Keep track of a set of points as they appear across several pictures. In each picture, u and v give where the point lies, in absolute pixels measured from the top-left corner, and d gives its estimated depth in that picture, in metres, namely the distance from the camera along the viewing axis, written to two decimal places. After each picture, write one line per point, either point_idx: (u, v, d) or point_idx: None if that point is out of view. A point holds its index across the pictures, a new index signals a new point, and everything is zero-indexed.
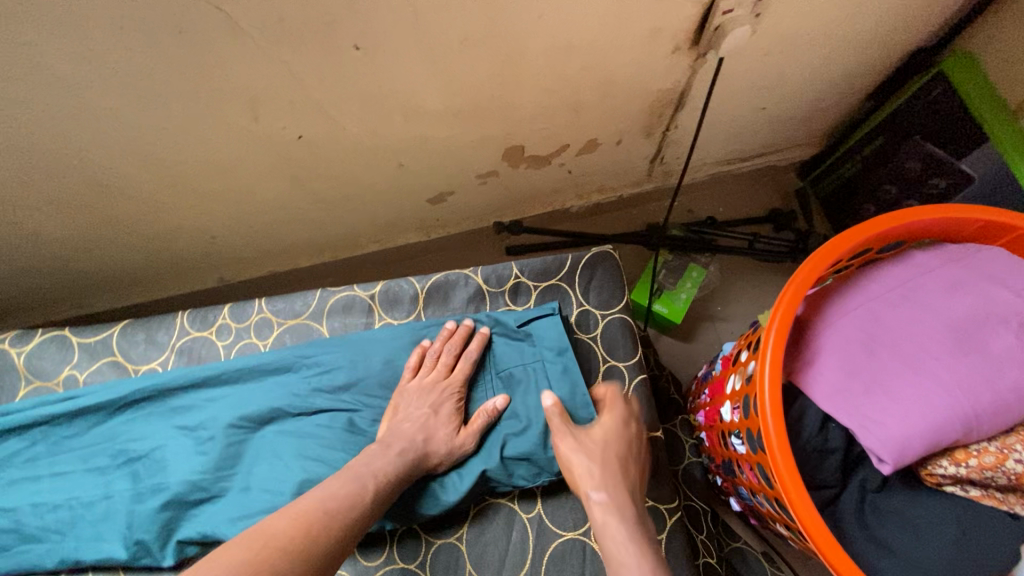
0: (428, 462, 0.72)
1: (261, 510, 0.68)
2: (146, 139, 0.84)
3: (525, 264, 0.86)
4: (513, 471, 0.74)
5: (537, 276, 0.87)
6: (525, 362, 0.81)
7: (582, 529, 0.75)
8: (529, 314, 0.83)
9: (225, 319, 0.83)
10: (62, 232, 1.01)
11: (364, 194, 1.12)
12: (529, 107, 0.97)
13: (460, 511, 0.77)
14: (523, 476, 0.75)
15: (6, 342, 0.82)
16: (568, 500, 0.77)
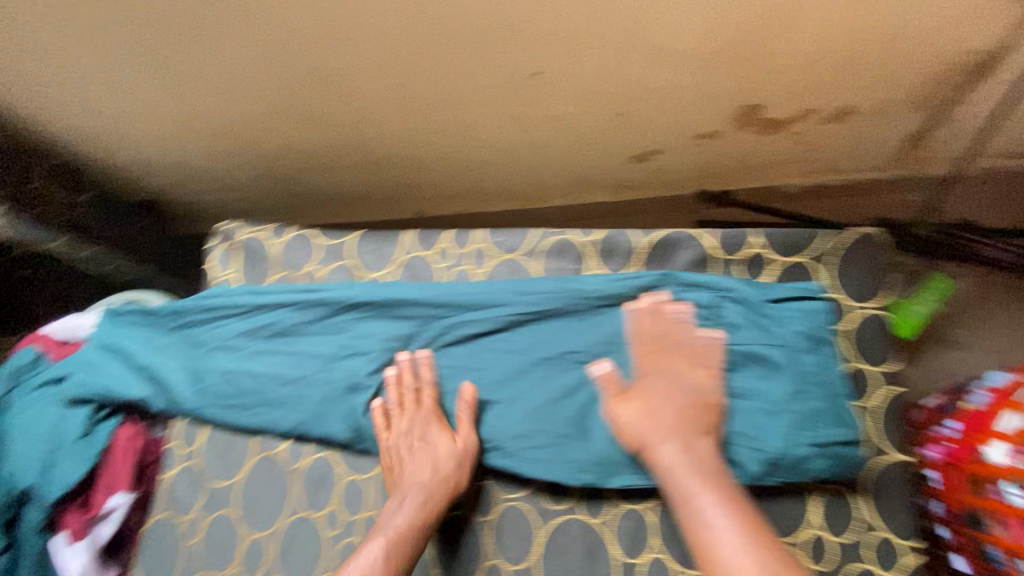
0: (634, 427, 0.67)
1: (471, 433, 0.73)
2: (399, 62, 0.88)
3: (772, 234, 0.75)
4: (733, 465, 0.66)
5: (783, 250, 0.76)
6: (767, 345, 0.69)
7: (791, 538, 0.67)
8: (778, 292, 0.71)
9: (446, 244, 0.86)
10: (306, 144, 1.12)
11: (573, 142, 1.09)
12: (791, 56, 0.84)
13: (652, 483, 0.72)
14: (747, 474, 0.65)
15: (266, 233, 0.92)
16: (778, 504, 0.68)
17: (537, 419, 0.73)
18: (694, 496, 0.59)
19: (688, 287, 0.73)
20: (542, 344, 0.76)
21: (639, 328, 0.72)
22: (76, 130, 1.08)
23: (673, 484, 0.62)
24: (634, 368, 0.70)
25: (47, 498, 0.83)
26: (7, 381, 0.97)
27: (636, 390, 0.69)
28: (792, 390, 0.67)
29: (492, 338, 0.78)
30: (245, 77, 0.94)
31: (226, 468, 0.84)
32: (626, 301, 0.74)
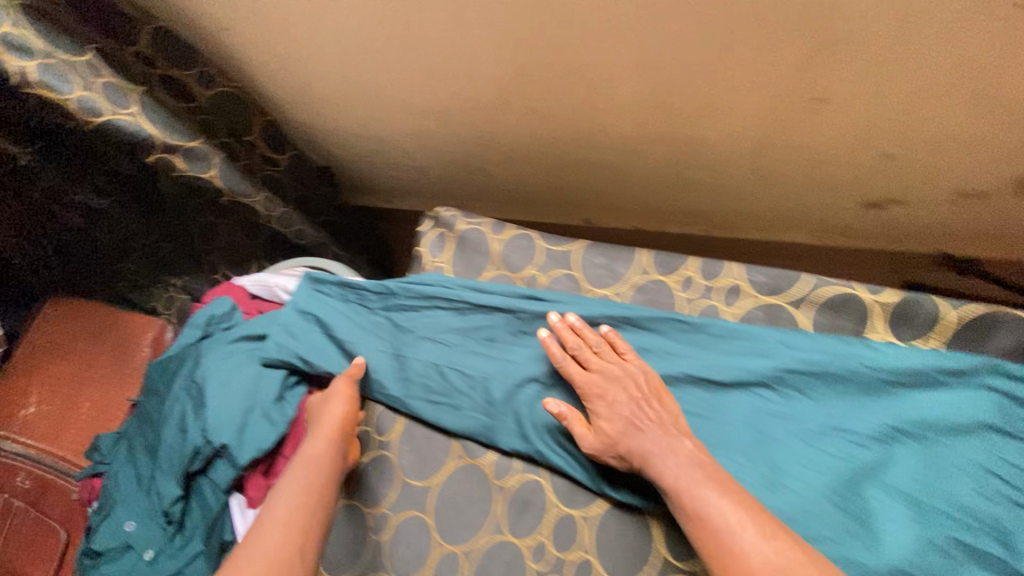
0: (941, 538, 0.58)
1: None
2: (673, 68, 0.82)
3: None
4: None
5: None
6: None
7: None
8: None
9: (693, 273, 0.77)
10: (513, 138, 1.08)
11: (804, 178, 1.00)
12: None
13: None
14: None
15: (485, 228, 0.88)
16: None
17: (810, 506, 0.60)
18: (713, 508, 0.55)
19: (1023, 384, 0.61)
20: (820, 415, 0.65)
21: (949, 420, 0.62)
22: (291, 94, 1.06)
23: (669, 482, 0.59)
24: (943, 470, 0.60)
25: (240, 459, 0.81)
26: (203, 327, 0.97)
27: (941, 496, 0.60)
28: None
29: (752, 392, 0.68)
30: (491, 64, 0.89)
31: (420, 469, 0.77)
32: (930, 382, 0.63)
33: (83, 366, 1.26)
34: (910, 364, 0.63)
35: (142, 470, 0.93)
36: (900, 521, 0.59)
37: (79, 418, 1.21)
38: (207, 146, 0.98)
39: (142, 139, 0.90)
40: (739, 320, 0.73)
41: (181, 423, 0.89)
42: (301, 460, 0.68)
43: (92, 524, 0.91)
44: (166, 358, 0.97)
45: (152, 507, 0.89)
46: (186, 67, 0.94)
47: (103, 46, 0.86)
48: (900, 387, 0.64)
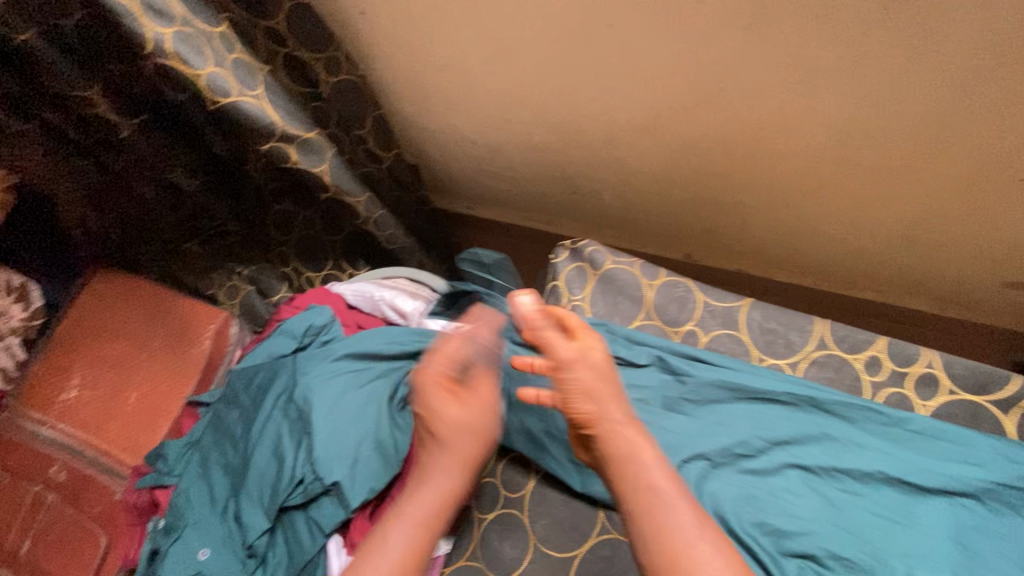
0: None
1: None
2: (872, 115, 0.76)
3: None
4: None
5: None
6: None
7: None
8: None
9: (882, 354, 0.69)
10: (645, 167, 1.00)
11: (954, 248, 0.94)
12: None
13: None
14: None
15: (636, 270, 0.80)
16: None
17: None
18: (653, 489, 0.53)
19: None
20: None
21: None
22: (410, 87, 0.97)
23: (629, 472, 0.55)
24: None
25: (349, 501, 0.73)
26: (300, 338, 0.88)
27: None
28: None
29: (959, 505, 0.61)
30: (663, 87, 0.82)
31: (559, 543, 0.69)
32: None
33: (132, 352, 1.12)
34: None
35: (218, 491, 0.84)
36: None
37: (125, 410, 1.07)
38: (323, 137, 0.88)
39: (261, 126, 0.80)
40: (933, 414, 0.66)
41: (275, 447, 0.79)
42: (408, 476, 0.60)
43: (158, 546, 0.81)
44: (254, 368, 0.87)
45: (230, 535, 0.80)
46: (319, 52, 0.84)
47: (236, 18, 0.76)
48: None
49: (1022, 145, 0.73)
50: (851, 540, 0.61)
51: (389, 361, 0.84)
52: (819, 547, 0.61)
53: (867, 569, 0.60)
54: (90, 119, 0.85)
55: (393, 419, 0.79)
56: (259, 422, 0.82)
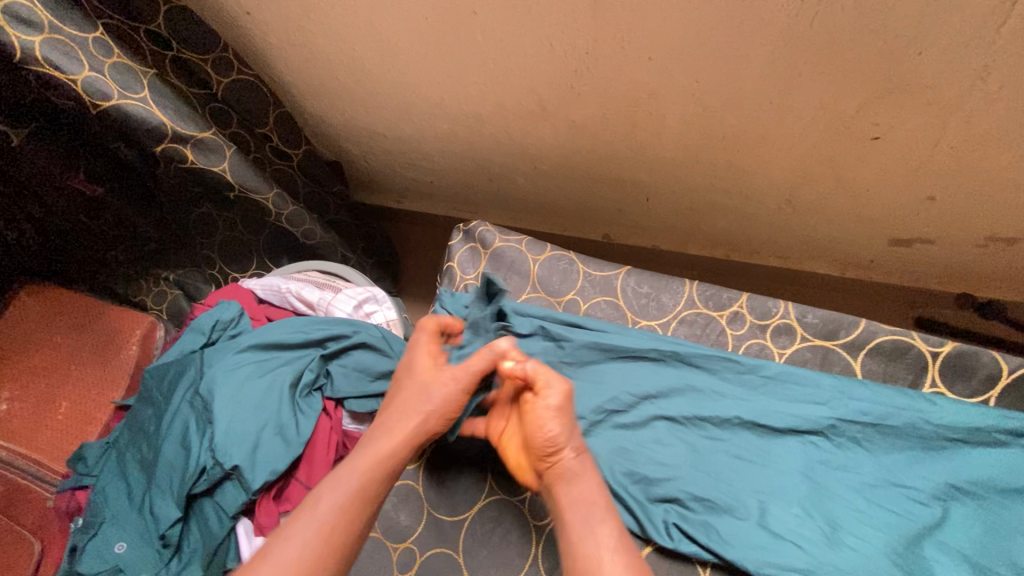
0: None
1: (780, 559, 0.60)
2: (725, 96, 0.79)
3: None
4: None
5: None
6: None
7: None
8: None
9: (742, 309, 0.74)
10: (543, 149, 1.03)
11: (836, 213, 0.98)
12: None
13: None
14: None
15: (523, 246, 0.84)
16: None
17: (866, 561, 0.59)
18: (585, 511, 0.55)
19: None
20: (877, 469, 0.64)
21: (1010, 482, 0.60)
22: (304, 83, 0.98)
23: (573, 495, 0.56)
24: (1005, 534, 0.58)
25: (251, 482, 0.76)
26: (207, 333, 0.91)
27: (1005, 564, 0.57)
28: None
29: (808, 442, 0.66)
30: (535, 73, 0.84)
31: (452, 507, 0.73)
32: (986, 441, 0.62)
33: (60, 362, 1.13)
34: (970, 422, 0.62)
35: (135, 486, 0.85)
36: None
37: (54, 420, 1.08)
38: (219, 136, 0.90)
39: (152, 127, 0.83)
40: (788, 361, 0.71)
41: (183, 438, 0.82)
42: (367, 457, 0.58)
43: (76, 544, 0.83)
44: (163, 365, 0.89)
45: (146, 527, 0.82)
46: (206, 52, 0.88)
47: (113, 23, 0.79)
48: (961, 447, 0.62)
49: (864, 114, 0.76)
50: (711, 481, 0.66)
51: (294, 349, 0.87)
52: (681, 490, 0.66)
53: (722, 507, 0.64)
54: None
55: (297, 405, 0.82)
56: (170, 416, 0.84)
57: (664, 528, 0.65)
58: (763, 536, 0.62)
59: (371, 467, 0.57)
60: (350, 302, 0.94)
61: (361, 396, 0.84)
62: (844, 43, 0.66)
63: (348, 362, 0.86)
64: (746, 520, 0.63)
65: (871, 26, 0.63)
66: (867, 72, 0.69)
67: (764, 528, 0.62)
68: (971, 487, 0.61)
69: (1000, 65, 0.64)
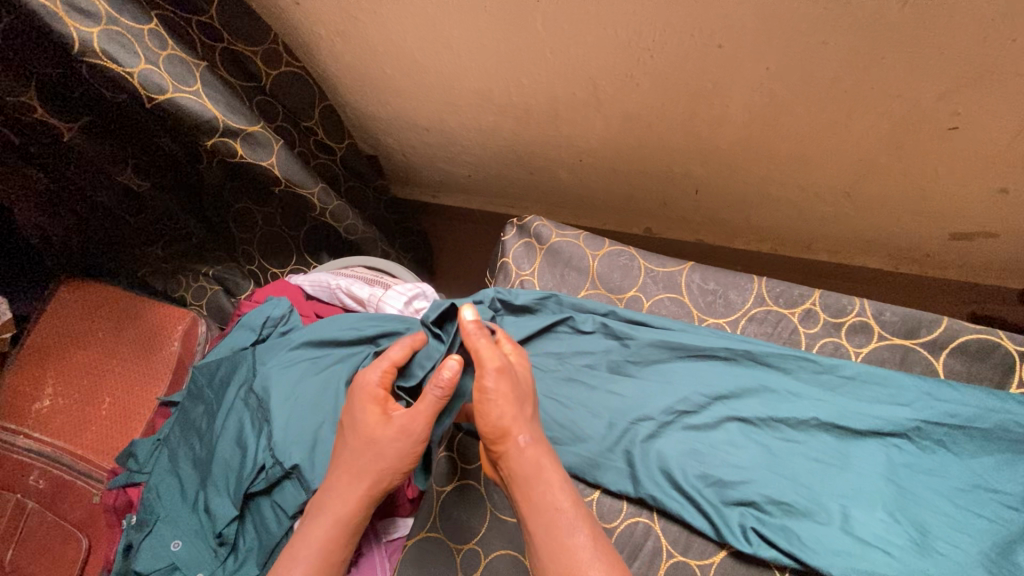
0: None
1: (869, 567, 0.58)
2: (795, 84, 0.76)
3: None
4: None
5: None
6: None
7: None
8: None
9: (816, 306, 0.72)
10: (592, 141, 1.01)
11: (897, 206, 0.95)
12: None
13: None
14: None
15: (581, 241, 0.83)
16: None
17: (959, 569, 0.57)
18: (551, 515, 0.54)
19: None
20: (966, 473, 0.61)
21: None
22: (349, 74, 0.96)
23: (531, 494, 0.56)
24: None
25: (311, 481, 0.74)
26: (258, 330, 0.90)
27: None
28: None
29: (890, 444, 0.64)
30: (593, 63, 0.82)
31: (514, 507, 0.72)
32: None
33: (104, 358, 1.13)
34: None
35: (187, 484, 0.85)
36: None
37: (99, 416, 1.08)
38: (268, 131, 0.89)
39: (203, 121, 0.81)
40: (866, 360, 0.69)
41: (238, 436, 0.82)
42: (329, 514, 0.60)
43: (131, 541, 0.82)
44: (214, 362, 0.88)
45: (200, 525, 0.82)
46: (254, 45, 0.86)
47: (165, 14, 0.77)
48: None
49: (943, 104, 0.73)
50: (789, 484, 0.64)
51: (346, 346, 0.85)
52: (758, 494, 0.64)
53: (802, 510, 0.62)
54: (32, 126, 0.86)
55: None
56: (223, 413, 0.84)
57: (740, 532, 0.63)
58: (847, 541, 0.60)
59: (329, 527, 0.59)
60: (400, 298, 0.92)
61: None
62: (933, 28, 0.63)
63: None
64: (828, 525, 0.61)
65: (968, 9, 0.60)
66: (956, 58, 0.66)
67: (848, 533, 0.60)
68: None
69: None
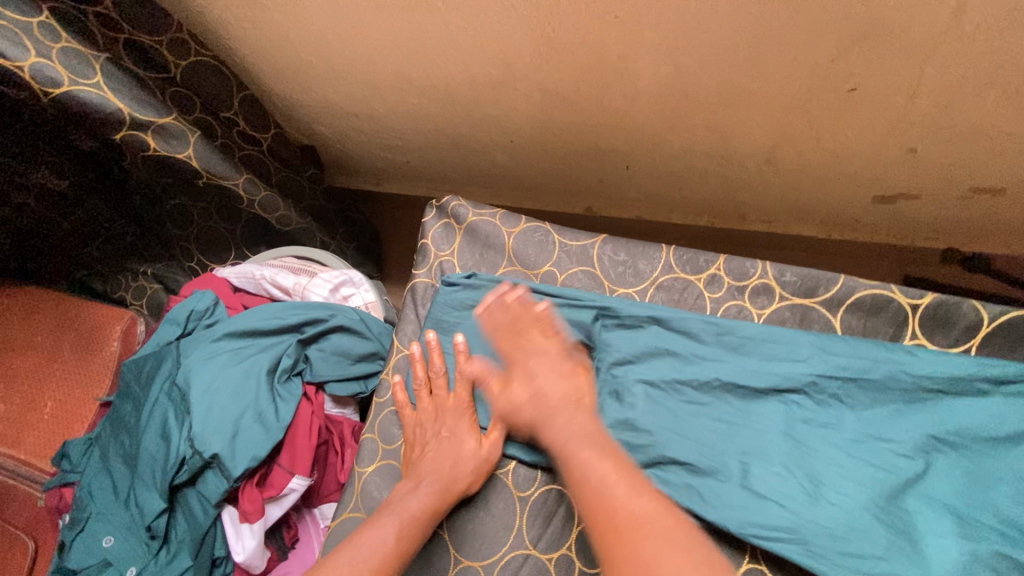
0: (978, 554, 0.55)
1: (764, 520, 0.60)
2: (696, 54, 0.76)
3: None
4: None
5: None
6: None
7: None
8: None
9: (720, 271, 0.73)
10: (518, 121, 1.01)
11: (818, 172, 0.96)
12: None
13: None
14: None
15: (497, 219, 0.82)
16: None
17: (849, 517, 0.58)
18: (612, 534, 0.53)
19: None
20: (859, 425, 0.63)
21: (981, 430, 0.59)
22: (267, 63, 0.95)
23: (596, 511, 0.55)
24: (976, 480, 0.58)
25: (231, 470, 0.75)
26: (183, 324, 0.89)
27: (976, 511, 0.57)
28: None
29: (788, 401, 0.65)
30: (502, 41, 0.82)
31: None
32: (962, 391, 0.61)
33: (42, 363, 1.11)
34: (952, 371, 0.61)
35: (118, 480, 0.85)
36: (944, 533, 0.56)
37: (40, 420, 1.07)
38: (182, 123, 0.89)
39: (108, 115, 0.81)
40: (767, 321, 0.70)
41: (162, 429, 0.81)
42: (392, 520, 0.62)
43: (64, 539, 0.83)
44: (141, 358, 0.88)
45: (131, 520, 0.82)
46: (157, 33, 0.84)
47: (60, 6, 0.75)
48: (939, 397, 0.62)
49: (839, 68, 0.74)
50: (692, 445, 0.65)
51: (269, 335, 0.85)
52: (662, 455, 0.65)
53: (704, 469, 0.64)
54: None
55: (276, 392, 0.81)
56: (148, 408, 0.83)
57: None
58: (744, 497, 0.61)
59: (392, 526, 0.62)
60: (326, 285, 0.92)
61: (341, 378, 0.86)
62: None
63: (326, 347, 0.86)
64: (729, 482, 0.62)
65: None
66: (842, 17, 0.66)
67: (746, 489, 0.62)
68: (952, 440, 0.60)
69: (976, 2, 0.61)
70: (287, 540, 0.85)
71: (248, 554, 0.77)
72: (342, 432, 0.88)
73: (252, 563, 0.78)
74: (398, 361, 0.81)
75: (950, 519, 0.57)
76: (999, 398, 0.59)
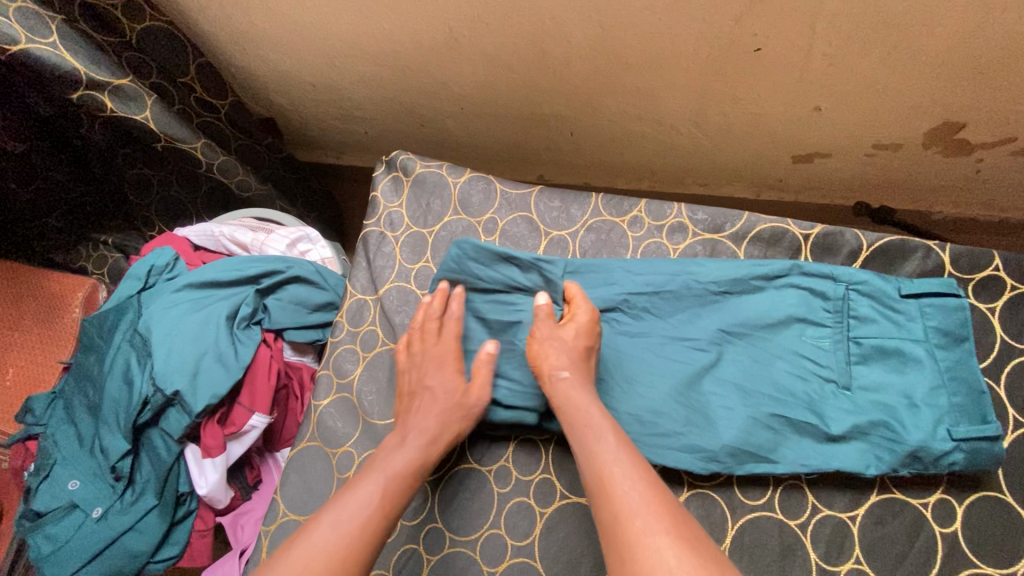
0: (775, 421, 0.65)
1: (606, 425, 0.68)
2: (619, 17, 0.84)
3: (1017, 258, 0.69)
4: (896, 458, 0.62)
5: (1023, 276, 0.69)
6: (896, 330, 0.65)
7: (1004, 569, 0.61)
8: (923, 287, 0.66)
9: (640, 213, 0.81)
10: (467, 88, 1.08)
11: (741, 134, 1.05)
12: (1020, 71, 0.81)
13: (850, 479, 0.66)
14: (948, 461, 0.61)
15: (443, 170, 0.89)
16: (1000, 532, 0.62)
17: (671, 408, 0.67)
18: (596, 445, 0.59)
19: (830, 276, 0.69)
20: (671, 329, 0.72)
21: (767, 320, 0.69)
22: (222, 29, 1.00)
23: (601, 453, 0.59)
24: (770, 360, 0.68)
25: (193, 406, 0.80)
26: (143, 279, 0.93)
27: (772, 388, 0.67)
28: (932, 383, 0.62)
29: (610, 319, 0.74)
30: (445, 6, 0.88)
31: (384, 410, 0.79)
32: (756, 290, 0.71)
33: (6, 331, 1.14)
34: (734, 274, 0.71)
35: (83, 429, 0.88)
36: (740, 408, 0.66)
37: (3, 385, 1.09)
38: (139, 85, 0.93)
39: (65, 73, 0.85)
40: (682, 255, 0.78)
41: (125, 375, 0.85)
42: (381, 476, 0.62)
43: (29, 485, 0.86)
44: (101, 313, 0.91)
45: (97, 464, 0.85)
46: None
47: None
48: (730, 295, 0.71)
49: (743, 29, 0.82)
50: (613, 400, 0.69)
51: (229, 286, 0.90)
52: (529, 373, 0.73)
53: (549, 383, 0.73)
54: None
55: (235, 336, 0.86)
56: (111, 356, 0.87)
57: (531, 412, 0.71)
58: None
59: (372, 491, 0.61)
60: (283, 241, 0.98)
61: (299, 326, 0.91)
62: None
63: (283, 296, 0.91)
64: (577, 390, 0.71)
65: None
66: None
67: None
68: (844, 368, 0.66)
69: None
70: (249, 480, 0.91)
71: (211, 487, 0.83)
72: (300, 377, 0.94)
73: (216, 498, 0.84)
74: (351, 306, 0.86)
75: (741, 396, 0.67)
76: (786, 289, 0.70)
